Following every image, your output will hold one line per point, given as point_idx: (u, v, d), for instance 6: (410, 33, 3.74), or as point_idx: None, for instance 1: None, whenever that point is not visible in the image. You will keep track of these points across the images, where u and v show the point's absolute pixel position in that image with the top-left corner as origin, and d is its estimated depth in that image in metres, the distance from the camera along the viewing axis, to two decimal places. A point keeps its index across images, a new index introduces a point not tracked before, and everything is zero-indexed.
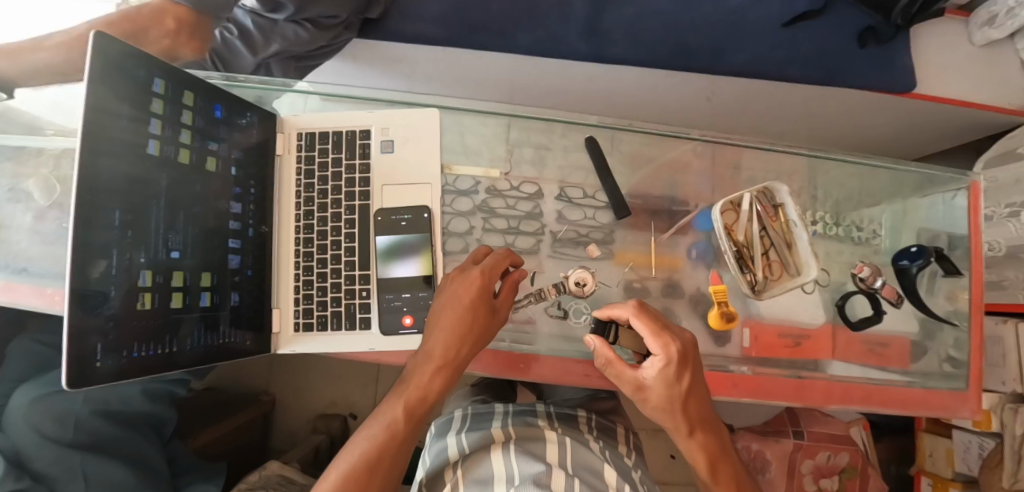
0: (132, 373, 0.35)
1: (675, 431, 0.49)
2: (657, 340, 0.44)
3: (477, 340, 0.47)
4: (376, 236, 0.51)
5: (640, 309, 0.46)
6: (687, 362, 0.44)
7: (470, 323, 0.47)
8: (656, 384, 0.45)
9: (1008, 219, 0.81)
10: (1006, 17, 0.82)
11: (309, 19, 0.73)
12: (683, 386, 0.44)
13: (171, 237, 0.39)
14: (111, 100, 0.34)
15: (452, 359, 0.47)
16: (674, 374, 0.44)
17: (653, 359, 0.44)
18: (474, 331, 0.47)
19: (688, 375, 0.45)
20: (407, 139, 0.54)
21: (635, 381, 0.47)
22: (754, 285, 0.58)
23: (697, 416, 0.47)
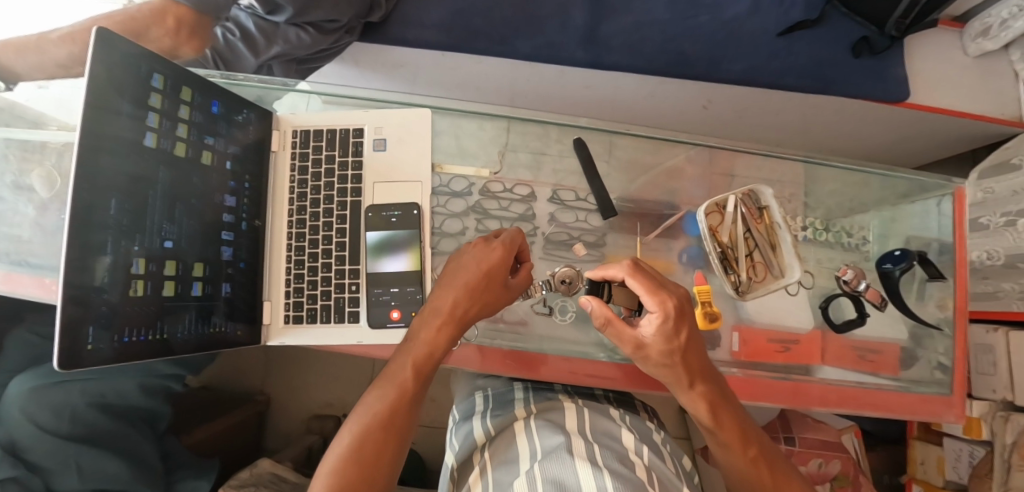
0: (121, 358, 0.36)
1: (676, 385, 0.50)
2: (653, 299, 0.46)
3: (486, 307, 0.49)
4: (365, 231, 0.53)
5: (632, 269, 0.48)
6: (683, 316, 0.46)
7: (481, 287, 0.48)
8: (655, 341, 0.46)
9: (1003, 229, 0.80)
10: (1000, 28, 0.84)
11: (310, 24, 0.76)
12: (682, 339, 0.46)
13: (165, 227, 0.40)
14: (112, 92, 0.35)
15: (460, 321, 0.48)
16: (673, 329, 0.45)
17: (651, 316, 0.46)
18: (483, 298, 0.48)
19: (686, 329, 0.46)
20: (400, 139, 0.56)
21: (635, 340, 0.48)
22: (738, 286, 0.58)
23: (695, 369, 0.48)
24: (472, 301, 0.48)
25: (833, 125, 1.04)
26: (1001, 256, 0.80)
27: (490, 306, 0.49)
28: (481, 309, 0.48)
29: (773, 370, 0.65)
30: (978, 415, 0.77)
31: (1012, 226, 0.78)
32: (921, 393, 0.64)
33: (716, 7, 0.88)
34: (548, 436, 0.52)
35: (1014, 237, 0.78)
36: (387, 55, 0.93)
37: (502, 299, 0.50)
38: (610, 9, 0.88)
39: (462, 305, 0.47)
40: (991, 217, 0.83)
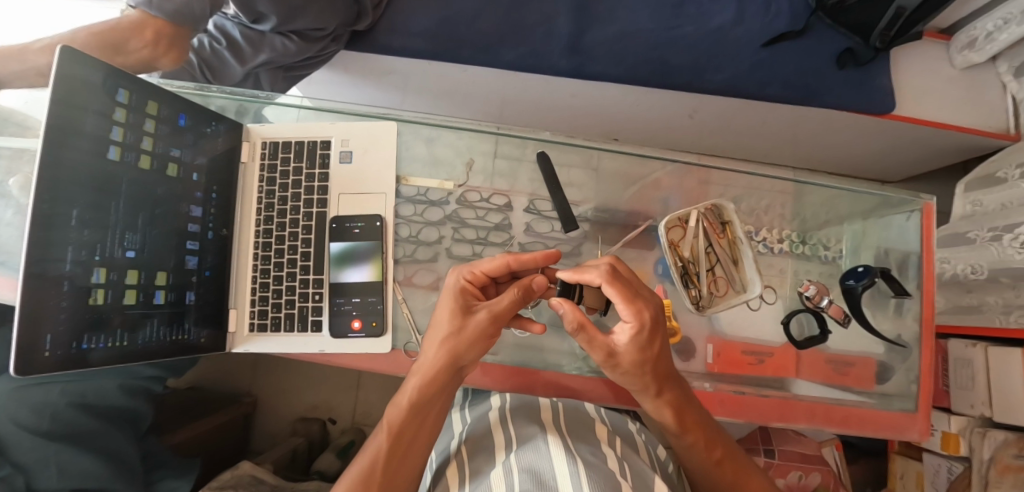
0: (75, 363, 0.37)
1: (642, 392, 0.50)
2: (628, 307, 0.44)
3: (457, 337, 0.44)
4: (330, 242, 0.58)
5: (610, 274, 0.45)
6: (657, 328, 0.46)
7: (448, 320, 0.45)
8: (628, 351, 0.45)
9: (989, 243, 0.75)
10: (986, 41, 0.84)
11: (296, 32, 0.77)
12: (654, 350, 0.46)
13: (126, 236, 0.43)
14: (78, 108, 0.38)
15: (438, 366, 0.45)
16: (645, 341, 0.45)
17: (624, 327, 0.45)
18: (453, 329, 0.44)
19: (659, 342, 0.46)
20: (365, 151, 0.61)
21: (607, 350, 0.46)
22: (698, 300, 0.61)
23: (663, 375, 0.49)
24: (444, 339, 0.44)
25: (818, 136, 1.04)
26: (984, 269, 0.76)
27: (467, 335, 0.45)
28: (456, 344, 0.45)
29: (750, 383, 0.64)
30: (956, 430, 0.78)
31: (999, 240, 0.72)
32: (896, 409, 0.63)
33: (700, 17, 0.88)
34: (524, 425, 0.52)
35: (998, 251, 0.73)
36: (373, 62, 0.93)
37: (476, 321, 0.44)
38: (594, 19, 0.88)
39: (433, 347, 0.45)
40: (978, 232, 0.79)
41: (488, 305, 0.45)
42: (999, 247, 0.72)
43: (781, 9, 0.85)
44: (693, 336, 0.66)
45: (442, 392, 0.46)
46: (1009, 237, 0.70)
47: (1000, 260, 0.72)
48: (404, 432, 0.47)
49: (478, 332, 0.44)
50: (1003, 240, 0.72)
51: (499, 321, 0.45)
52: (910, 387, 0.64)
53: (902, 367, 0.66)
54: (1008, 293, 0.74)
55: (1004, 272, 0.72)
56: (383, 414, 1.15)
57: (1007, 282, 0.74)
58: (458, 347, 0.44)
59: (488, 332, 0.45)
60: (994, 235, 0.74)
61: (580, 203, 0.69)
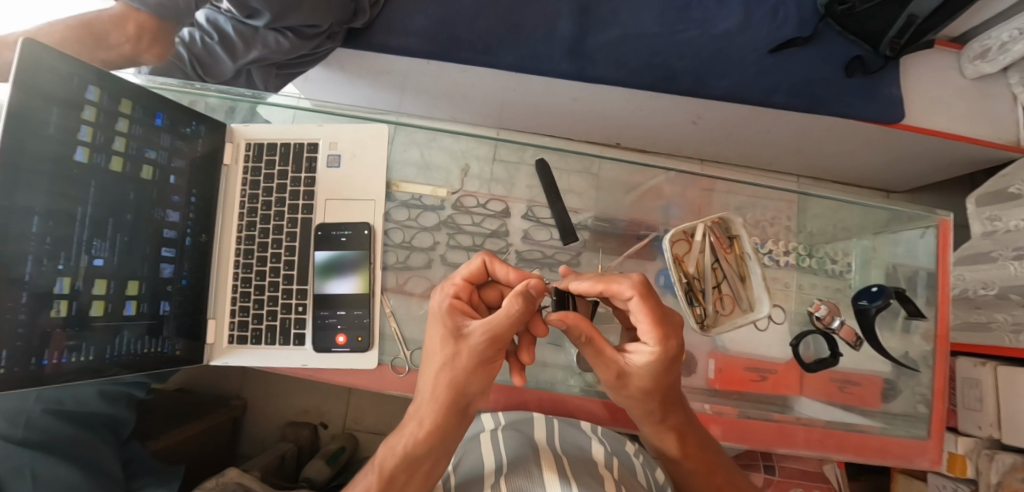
0: (29, 383, 0.34)
1: (645, 417, 0.48)
2: (653, 331, 0.41)
3: (452, 366, 0.41)
4: (315, 251, 0.55)
5: (645, 288, 0.40)
6: (678, 354, 0.42)
7: (441, 348, 0.42)
8: (641, 376, 0.43)
9: (1011, 261, 0.73)
10: (999, 52, 0.82)
11: (290, 28, 0.74)
12: (668, 376, 0.43)
13: (95, 244, 0.40)
14: (39, 106, 0.35)
15: (436, 397, 0.42)
16: (662, 368, 0.42)
17: (644, 350, 0.42)
18: (446, 358, 0.41)
19: (673, 371, 0.44)
20: (354, 156, 0.58)
21: (618, 370, 0.44)
22: (703, 319, 0.58)
23: (670, 402, 0.47)
24: (440, 369, 0.42)
25: (826, 145, 1.01)
26: (994, 285, 0.76)
27: (462, 364, 0.41)
28: (453, 374, 0.41)
29: (750, 402, 0.62)
30: (963, 452, 0.76)
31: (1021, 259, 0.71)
32: (903, 432, 0.61)
33: (706, 22, 0.86)
34: (517, 451, 0.50)
35: (1016, 269, 0.72)
36: (370, 62, 0.91)
37: (472, 346, 0.40)
38: (598, 21, 0.87)
39: (430, 379, 0.42)
40: (1002, 251, 0.76)
41: (479, 327, 0.40)
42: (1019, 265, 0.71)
43: (789, 15, 0.86)
44: (695, 351, 0.63)
45: (443, 426, 0.43)
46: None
47: (1014, 277, 0.72)
48: (400, 473, 0.44)
49: (473, 358, 0.41)
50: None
51: (497, 343, 0.40)
52: (918, 407, 0.62)
53: (909, 387, 0.64)
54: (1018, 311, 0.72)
55: (1015, 289, 0.72)
56: (375, 419, 1.13)
57: (1018, 300, 0.72)
58: (457, 376, 0.41)
59: (484, 357, 0.41)
60: (1019, 254, 0.72)
61: (580, 210, 0.67)
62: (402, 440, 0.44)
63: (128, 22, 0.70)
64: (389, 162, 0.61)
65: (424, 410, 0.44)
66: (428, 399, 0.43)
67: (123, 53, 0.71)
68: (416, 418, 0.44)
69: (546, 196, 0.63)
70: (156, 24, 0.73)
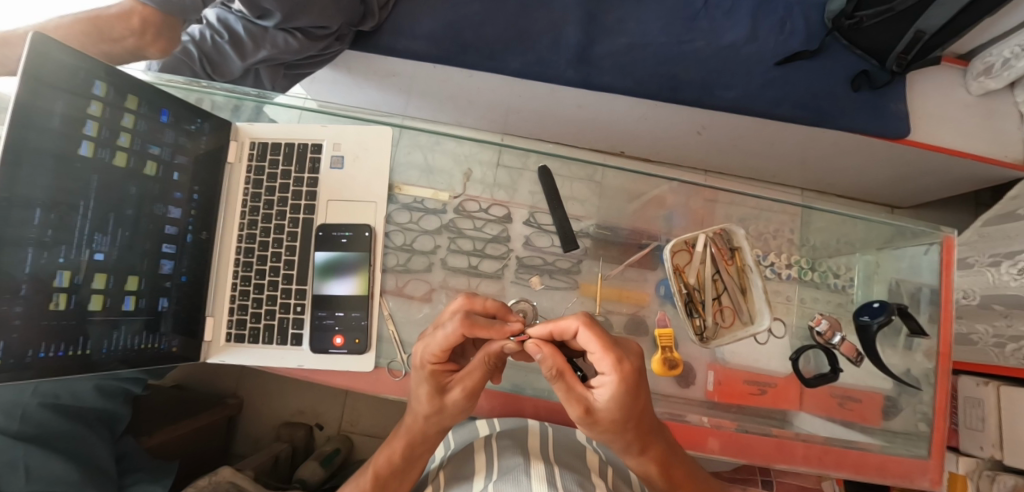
0: (33, 374, 0.35)
1: (625, 449, 0.45)
2: (607, 363, 0.37)
3: (441, 414, 0.45)
4: (315, 252, 0.55)
5: (589, 321, 0.38)
6: (639, 384, 0.38)
7: (427, 400, 0.45)
8: (608, 410, 0.38)
9: (988, 268, 0.75)
10: (1003, 68, 0.81)
11: (299, 29, 0.75)
12: (638, 405, 0.39)
13: (96, 238, 0.40)
14: (41, 96, 0.35)
15: (425, 430, 0.48)
16: (629, 398, 0.38)
17: (604, 384, 0.38)
18: (433, 409, 0.45)
19: (642, 396, 0.39)
20: (357, 158, 0.59)
21: (585, 405, 0.38)
22: (703, 332, 0.58)
23: (647, 432, 0.43)
24: (427, 413, 0.46)
25: (829, 159, 1.01)
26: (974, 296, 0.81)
27: (448, 412, 0.46)
28: (440, 418, 0.46)
29: (748, 415, 0.62)
30: (964, 472, 0.75)
31: (998, 265, 0.73)
32: (903, 452, 0.60)
33: (712, 32, 0.87)
34: (509, 454, 0.50)
35: (994, 276, 0.74)
36: (378, 63, 0.91)
37: (454, 399, 0.44)
38: (604, 29, 0.87)
39: (419, 417, 0.47)
40: (978, 257, 0.79)
41: (463, 390, 0.44)
42: (996, 273, 0.73)
43: (795, 29, 0.86)
44: (694, 363, 0.62)
45: (428, 443, 0.49)
46: (1008, 263, 0.71)
47: (993, 286, 0.73)
48: (391, 477, 0.50)
49: (458, 406, 0.45)
50: (1001, 266, 0.72)
51: (477, 393, 0.45)
52: (918, 425, 0.62)
53: (910, 404, 0.63)
54: (1001, 323, 0.74)
55: (997, 299, 0.73)
56: (371, 421, 1.12)
57: (1000, 310, 0.73)
58: (442, 419, 0.47)
59: (469, 405, 0.46)
60: (994, 260, 0.75)
61: (582, 218, 0.66)
62: (393, 453, 0.50)
63: (132, 16, 0.68)
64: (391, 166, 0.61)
65: (406, 433, 0.49)
66: (415, 432, 0.48)
67: (127, 47, 0.70)
68: (404, 439, 0.49)
69: (548, 202, 0.63)
70: (162, 17, 0.71)
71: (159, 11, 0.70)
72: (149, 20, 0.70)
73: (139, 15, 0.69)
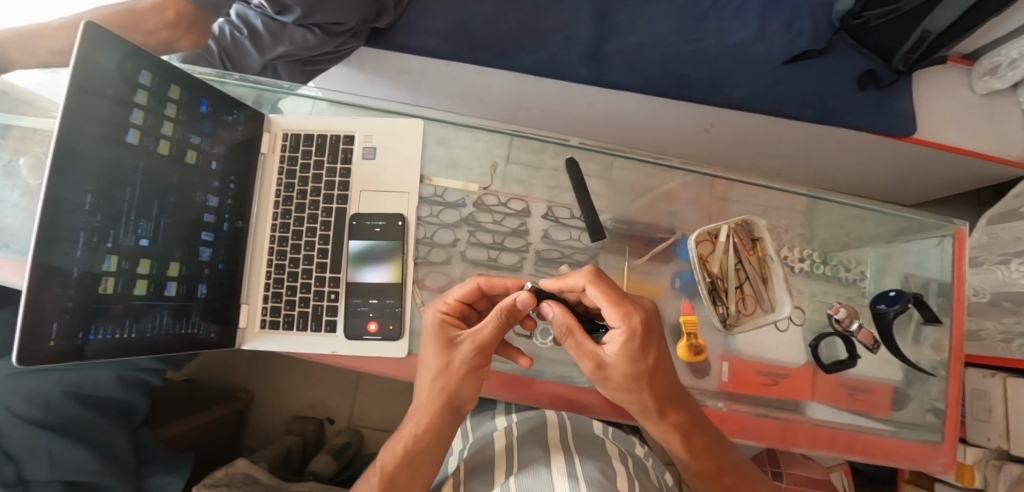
0: (85, 355, 0.36)
1: (644, 414, 0.46)
2: (613, 312, 0.41)
3: (447, 372, 0.46)
4: (349, 240, 0.56)
5: (593, 274, 0.43)
6: (647, 335, 0.41)
7: (436, 357, 0.47)
8: (617, 363, 0.42)
9: (997, 267, 0.78)
10: (1009, 68, 0.83)
11: (317, 26, 0.76)
12: (649, 360, 0.42)
13: (141, 224, 0.41)
14: (94, 84, 0.36)
15: (431, 398, 0.47)
16: (638, 351, 0.41)
17: (613, 336, 0.42)
18: (440, 367, 0.47)
19: (653, 352, 0.42)
20: (388, 148, 0.60)
21: (596, 359, 0.42)
22: (726, 318, 0.60)
23: (665, 395, 0.45)
24: (434, 376, 0.47)
25: (835, 157, 1.03)
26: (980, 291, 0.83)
27: (455, 373, 0.47)
28: (446, 380, 0.47)
29: (762, 405, 0.62)
30: (971, 461, 0.76)
31: (1007, 264, 0.76)
32: (916, 441, 0.62)
33: (721, 31, 0.88)
34: (528, 446, 0.52)
35: (1004, 275, 0.76)
36: (392, 61, 0.92)
37: (462, 354, 0.46)
38: (615, 28, 0.88)
39: (425, 381, 0.48)
40: (988, 256, 0.82)
41: (468, 340, 0.46)
42: (1006, 270, 0.75)
43: (803, 28, 0.88)
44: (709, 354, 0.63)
45: (435, 422, 0.48)
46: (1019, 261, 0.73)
47: (1003, 285, 0.76)
48: (398, 472, 0.48)
49: (464, 364, 0.46)
50: (1011, 264, 0.75)
51: (484, 351, 0.46)
52: (927, 415, 0.63)
53: (919, 395, 0.64)
54: (1010, 319, 0.76)
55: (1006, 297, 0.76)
56: (382, 416, 1.12)
57: (1009, 307, 0.76)
58: (449, 382, 0.47)
59: (475, 365, 0.47)
60: (1004, 259, 0.77)
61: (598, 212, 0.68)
62: (403, 438, 0.49)
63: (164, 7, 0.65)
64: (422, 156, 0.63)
65: (419, 411, 0.48)
66: (424, 405, 0.48)
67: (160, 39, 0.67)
68: (414, 418, 0.49)
69: (576, 196, 0.65)
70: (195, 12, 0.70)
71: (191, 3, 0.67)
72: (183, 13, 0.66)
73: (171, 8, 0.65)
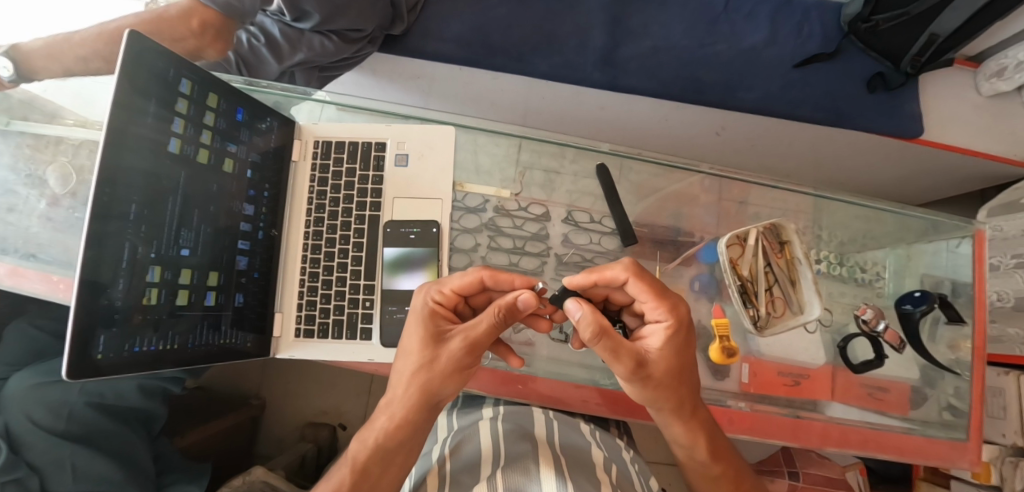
0: (129, 365, 0.36)
1: (673, 414, 0.46)
2: (658, 304, 0.42)
3: (429, 368, 0.42)
4: (385, 248, 0.56)
5: (635, 266, 0.42)
6: (688, 328, 0.43)
7: (419, 350, 0.43)
8: (661, 358, 0.41)
9: (1014, 271, 0.80)
10: (1015, 70, 0.83)
11: (334, 32, 0.76)
12: (687, 352, 0.43)
13: (183, 234, 0.42)
14: (137, 95, 0.36)
15: (410, 395, 0.43)
16: (681, 344, 0.42)
17: (655, 327, 0.43)
18: (424, 361, 0.42)
19: (690, 346, 0.43)
20: (422, 155, 0.60)
21: (639, 356, 0.40)
22: (757, 320, 0.60)
23: (695, 391, 0.45)
24: (416, 370, 0.43)
25: (844, 158, 1.04)
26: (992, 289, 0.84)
27: (439, 369, 0.42)
28: (428, 377, 0.43)
29: (783, 407, 0.63)
30: (987, 459, 0.77)
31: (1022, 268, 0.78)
32: (935, 440, 0.62)
33: (733, 35, 0.89)
34: (516, 444, 0.50)
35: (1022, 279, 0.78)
36: (405, 67, 0.92)
37: (449, 351, 0.42)
38: (629, 32, 0.89)
39: (405, 375, 0.43)
40: (1001, 258, 0.83)
41: (459, 335, 0.42)
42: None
43: (813, 32, 0.89)
44: None
45: (412, 418, 0.44)
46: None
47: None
48: (373, 466, 0.44)
49: (450, 363, 0.42)
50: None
51: (475, 350, 0.42)
52: (944, 413, 0.64)
53: (937, 394, 0.65)
54: None
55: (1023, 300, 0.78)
56: None
57: None
58: (432, 379, 0.43)
59: (462, 364, 0.43)
60: (1018, 261, 0.79)
61: None
62: (375, 431, 0.45)
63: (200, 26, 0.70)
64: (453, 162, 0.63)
65: (395, 406, 0.44)
66: (400, 400, 0.44)
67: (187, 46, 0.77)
68: (387, 412, 0.45)
69: (607, 201, 0.65)
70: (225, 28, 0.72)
71: (219, 15, 0.76)
72: (208, 22, 0.76)
73: (199, 17, 0.75)
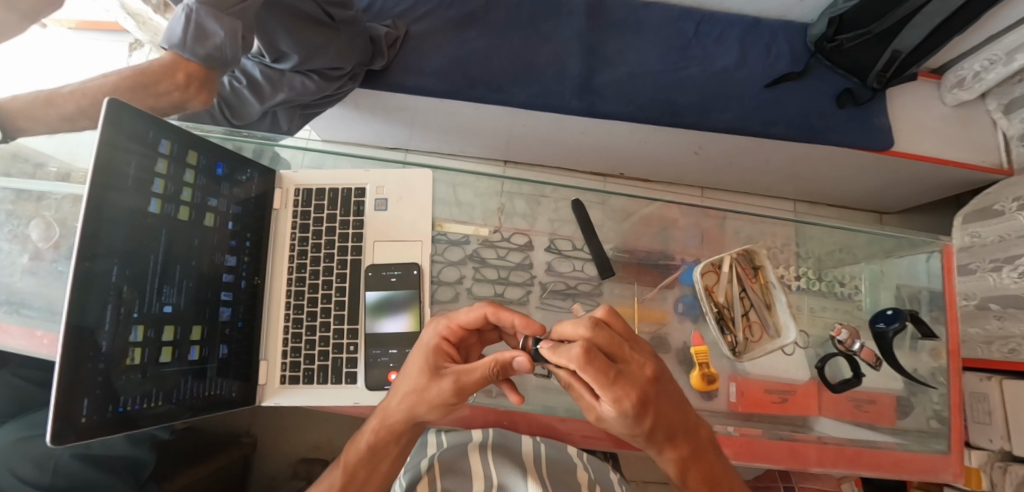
0: (114, 426, 0.37)
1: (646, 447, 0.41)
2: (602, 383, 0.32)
3: (419, 398, 0.40)
4: (366, 292, 0.57)
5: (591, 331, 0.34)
6: (643, 406, 0.32)
7: (414, 377, 0.41)
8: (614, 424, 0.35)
9: (989, 273, 0.81)
10: (973, 80, 0.88)
11: (315, 71, 0.78)
12: (646, 423, 0.34)
13: (165, 290, 0.42)
14: (119, 161, 0.38)
15: (398, 417, 0.42)
16: (635, 422, 0.33)
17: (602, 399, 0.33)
18: (416, 388, 0.40)
19: (651, 417, 0.34)
20: (401, 198, 0.61)
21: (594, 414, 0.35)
22: (735, 347, 0.61)
23: (666, 439, 0.38)
24: (408, 394, 0.41)
25: (820, 172, 1.06)
26: (976, 296, 0.84)
27: (428, 399, 0.40)
28: (417, 403, 0.41)
29: (773, 425, 0.63)
30: (977, 465, 0.79)
31: (998, 270, 0.79)
32: (925, 453, 0.63)
33: (705, 59, 0.93)
34: (505, 466, 0.50)
35: (994, 280, 0.80)
36: (386, 101, 0.93)
37: (440, 387, 0.39)
38: (604, 60, 0.92)
39: (398, 396, 0.42)
40: (979, 263, 0.84)
41: (453, 373, 0.39)
42: (996, 276, 0.79)
43: (781, 53, 0.94)
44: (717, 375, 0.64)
45: (399, 432, 0.43)
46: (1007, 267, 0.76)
47: (993, 288, 0.80)
48: (360, 472, 0.46)
49: (439, 399, 0.39)
50: (1001, 271, 0.78)
51: (464, 393, 0.39)
52: (931, 423, 0.65)
53: (922, 403, 0.66)
54: (995, 323, 0.81)
55: (994, 299, 0.80)
56: None
57: (995, 310, 0.80)
58: (418, 408, 0.41)
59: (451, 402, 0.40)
60: (994, 266, 0.80)
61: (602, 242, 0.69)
62: (364, 437, 0.45)
63: (176, 70, 0.56)
64: (432, 202, 0.64)
65: (387, 424, 0.43)
66: (392, 420, 0.43)
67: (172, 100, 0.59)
68: (379, 418, 0.44)
69: (582, 233, 0.66)
70: (208, 72, 0.58)
71: (204, 67, 0.58)
72: (195, 76, 0.57)
73: (183, 69, 0.56)
